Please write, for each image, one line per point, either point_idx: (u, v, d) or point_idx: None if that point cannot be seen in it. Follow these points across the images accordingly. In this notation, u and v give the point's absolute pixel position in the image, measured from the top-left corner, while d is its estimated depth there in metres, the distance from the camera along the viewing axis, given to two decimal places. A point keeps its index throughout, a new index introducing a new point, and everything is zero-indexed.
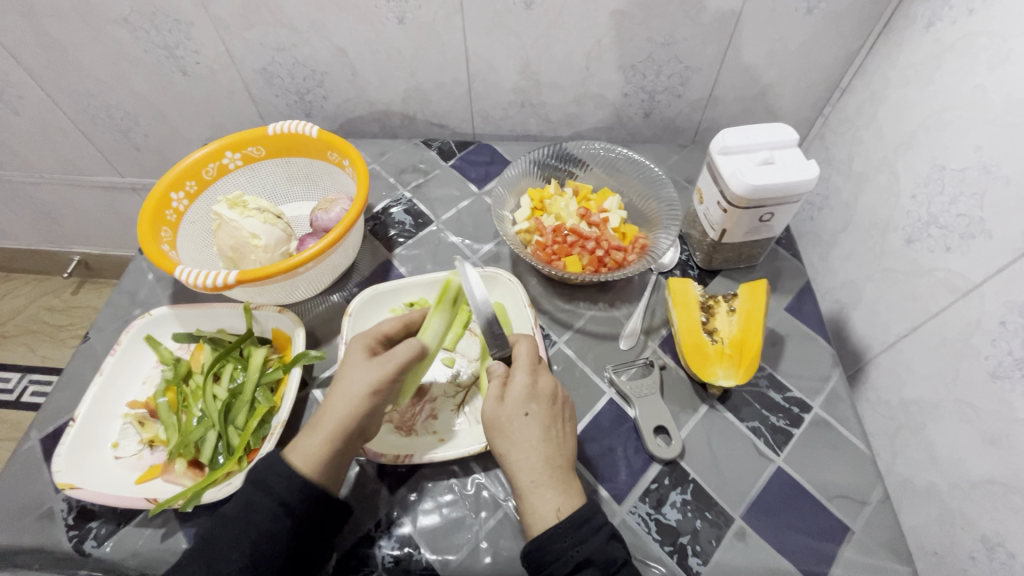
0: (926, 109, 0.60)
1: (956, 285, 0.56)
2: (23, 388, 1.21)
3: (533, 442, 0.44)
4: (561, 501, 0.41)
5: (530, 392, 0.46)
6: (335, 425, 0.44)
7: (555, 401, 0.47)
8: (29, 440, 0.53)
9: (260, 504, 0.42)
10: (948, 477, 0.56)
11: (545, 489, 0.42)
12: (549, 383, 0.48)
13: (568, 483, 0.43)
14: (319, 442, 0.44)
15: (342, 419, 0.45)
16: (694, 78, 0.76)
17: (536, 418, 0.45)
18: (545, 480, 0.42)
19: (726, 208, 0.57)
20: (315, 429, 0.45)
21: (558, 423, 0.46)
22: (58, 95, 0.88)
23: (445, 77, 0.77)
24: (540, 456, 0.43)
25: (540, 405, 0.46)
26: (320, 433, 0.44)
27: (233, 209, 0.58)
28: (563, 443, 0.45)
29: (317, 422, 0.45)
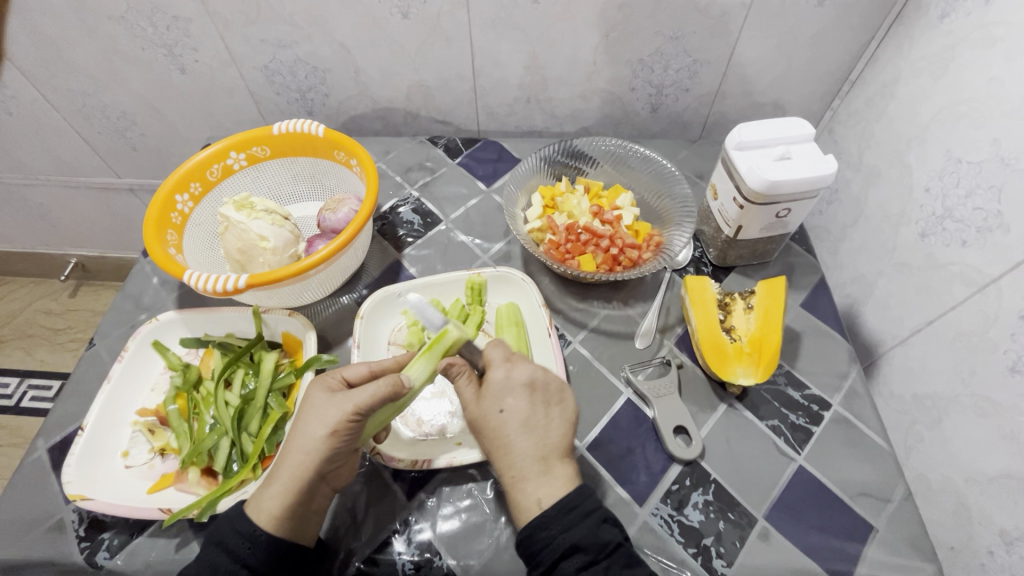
0: (941, 102, 0.59)
1: (972, 279, 0.55)
2: (23, 393, 1.19)
3: (509, 437, 0.42)
4: (546, 490, 0.40)
5: (504, 386, 0.44)
6: (297, 474, 0.41)
7: (535, 387, 0.44)
8: (36, 450, 0.52)
9: (233, 542, 0.40)
10: (965, 472, 0.56)
11: (528, 479, 0.41)
12: (527, 371, 0.45)
13: (555, 470, 0.42)
14: (282, 492, 0.41)
15: (304, 467, 0.41)
16: (703, 72, 0.75)
17: (511, 412, 0.43)
18: (525, 471, 0.41)
19: (742, 204, 0.56)
20: (277, 474, 0.42)
21: (541, 412, 0.43)
22: (53, 95, 0.86)
23: (450, 74, 0.76)
24: (518, 450, 0.42)
25: (517, 397, 0.43)
26: (280, 482, 0.41)
27: (240, 211, 0.57)
28: (550, 430, 0.43)
29: (278, 467, 0.42)
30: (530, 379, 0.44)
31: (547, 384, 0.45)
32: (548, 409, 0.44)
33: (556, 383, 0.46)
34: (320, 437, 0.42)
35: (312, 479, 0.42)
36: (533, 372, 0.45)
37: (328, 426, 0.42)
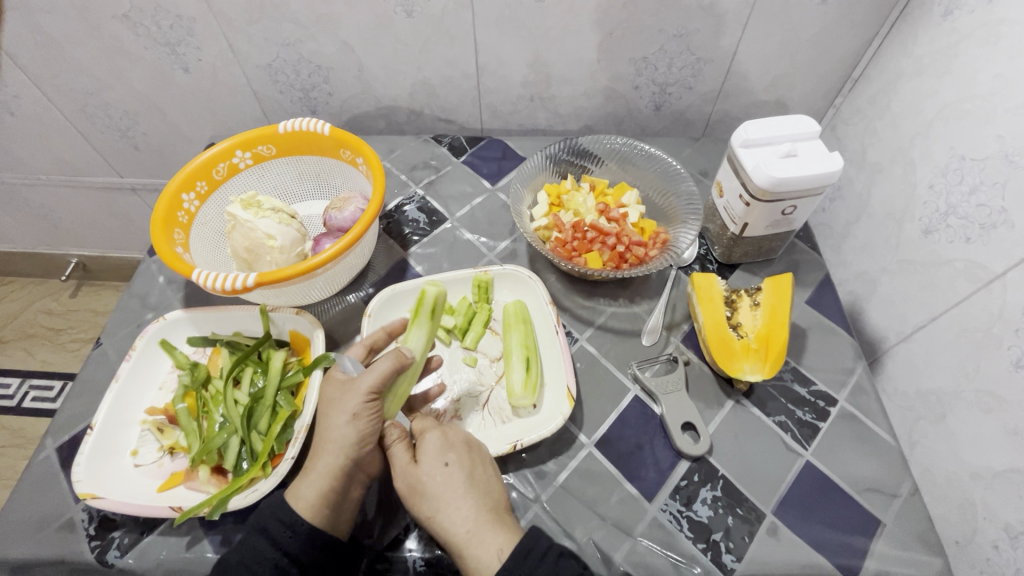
0: (944, 99, 0.60)
1: (976, 275, 0.56)
2: (24, 394, 1.18)
3: (455, 492, 0.43)
4: (500, 541, 0.41)
5: (444, 444, 0.46)
6: (331, 463, 0.43)
7: (467, 446, 0.47)
8: (44, 449, 0.52)
9: (276, 531, 0.42)
10: (970, 467, 0.56)
11: (480, 533, 0.41)
12: (457, 435, 0.47)
13: (501, 524, 0.42)
14: (322, 480, 0.43)
15: (336, 455, 0.43)
16: (707, 70, 0.75)
17: (457, 465, 0.44)
18: (480, 522, 0.42)
19: (748, 201, 0.56)
20: (311, 467, 0.44)
21: (478, 472, 0.45)
22: (55, 94, 0.85)
23: (454, 72, 0.76)
24: (465, 506, 0.42)
25: (456, 454, 0.45)
26: (315, 473, 0.43)
27: (247, 210, 0.57)
28: (487, 486, 0.45)
29: (313, 460, 0.44)
30: (462, 441, 0.47)
31: (478, 449, 0.47)
32: (483, 469, 0.46)
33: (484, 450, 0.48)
34: (347, 423, 0.44)
35: (346, 466, 0.44)
36: (461, 436, 0.47)
37: (349, 411, 0.44)
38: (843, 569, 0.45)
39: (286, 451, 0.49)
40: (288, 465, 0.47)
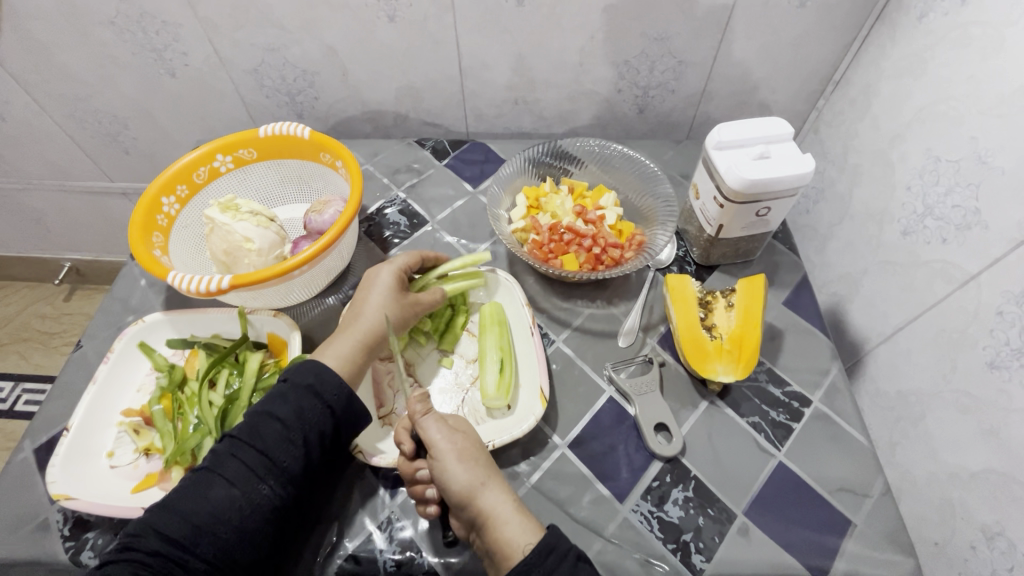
0: (920, 101, 0.60)
1: (953, 276, 0.56)
2: (16, 397, 1.19)
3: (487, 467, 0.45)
4: (533, 523, 0.42)
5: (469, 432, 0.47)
6: (367, 331, 0.52)
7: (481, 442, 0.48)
8: (23, 451, 0.53)
9: (322, 388, 0.47)
10: (947, 468, 0.56)
11: (515, 511, 0.42)
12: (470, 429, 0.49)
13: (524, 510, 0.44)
14: (351, 345, 0.51)
15: (372, 325, 0.52)
16: (689, 72, 0.76)
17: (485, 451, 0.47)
18: (513, 503, 0.43)
19: (723, 203, 0.57)
20: (346, 332, 0.52)
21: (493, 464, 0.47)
22: (46, 100, 0.86)
23: (438, 76, 0.76)
24: (498, 485, 0.44)
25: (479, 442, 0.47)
26: (351, 334, 0.51)
27: (226, 213, 0.58)
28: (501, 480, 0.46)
29: (346, 327, 0.52)
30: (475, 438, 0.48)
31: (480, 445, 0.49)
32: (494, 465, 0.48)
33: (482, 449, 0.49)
34: (377, 305, 0.53)
35: (376, 339, 0.52)
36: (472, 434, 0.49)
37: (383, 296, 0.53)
38: (814, 569, 0.45)
39: None
40: None
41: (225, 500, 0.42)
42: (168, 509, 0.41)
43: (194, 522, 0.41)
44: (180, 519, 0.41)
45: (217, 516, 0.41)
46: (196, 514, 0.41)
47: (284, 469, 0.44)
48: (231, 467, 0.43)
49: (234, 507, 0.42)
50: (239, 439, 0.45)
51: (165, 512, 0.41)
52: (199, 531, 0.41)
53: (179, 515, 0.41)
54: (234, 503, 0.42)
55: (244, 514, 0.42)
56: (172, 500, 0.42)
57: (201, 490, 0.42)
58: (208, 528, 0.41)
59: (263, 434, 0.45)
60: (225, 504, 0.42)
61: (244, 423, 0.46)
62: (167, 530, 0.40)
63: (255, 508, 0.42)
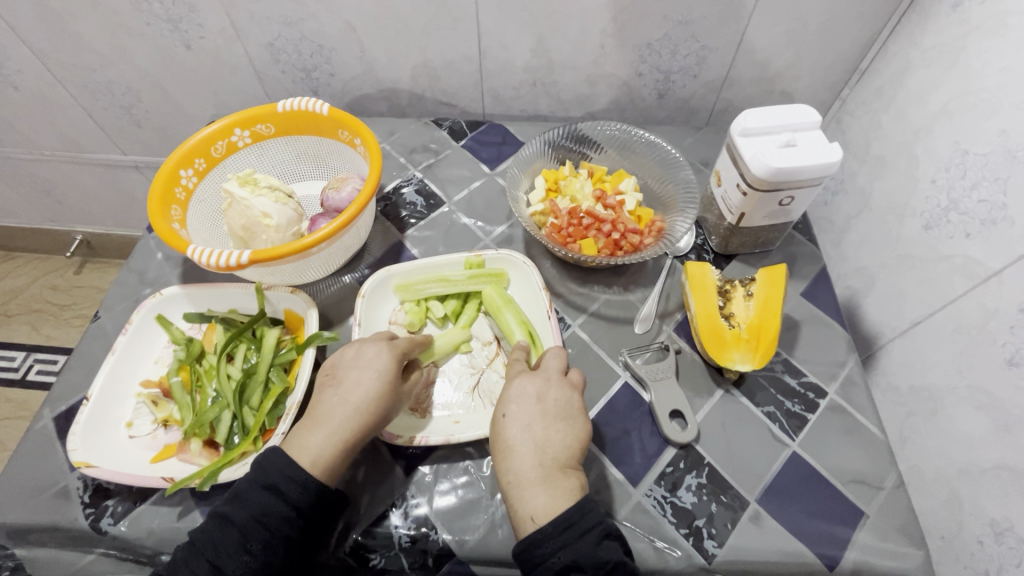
0: (950, 93, 0.59)
1: (975, 272, 0.55)
2: (28, 366, 1.20)
3: (517, 438, 0.44)
4: (547, 502, 0.41)
5: (515, 394, 0.46)
6: (344, 427, 0.45)
7: (546, 400, 0.46)
8: (42, 418, 0.53)
9: (286, 487, 0.42)
10: (959, 463, 0.56)
11: (529, 489, 0.41)
12: (543, 385, 0.47)
13: (557, 482, 0.42)
14: (327, 442, 0.44)
15: (349, 420, 0.45)
16: (711, 58, 0.74)
17: (511, 417, 0.45)
18: (530, 479, 0.42)
19: (746, 191, 0.56)
20: (320, 425, 0.45)
21: (553, 422, 0.45)
22: (59, 69, 0.86)
23: (456, 55, 0.75)
24: (523, 460, 0.43)
25: (530, 406, 0.45)
26: (326, 429, 0.44)
27: (244, 187, 0.57)
28: (557, 442, 0.44)
29: (321, 418, 0.45)
30: (547, 394, 0.46)
31: (557, 399, 0.46)
32: (560, 422, 0.45)
33: (567, 399, 0.46)
34: (363, 392, 0.46)
35: (357, 435, 0.45)
36: (549, 388, 0.47)
37: (371, 380, 0.46)
38: (826, 559, 0.45)
39: (278, 426, 0.50)
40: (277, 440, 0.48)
41: None
42: (198, 546, 0.41)
43: (219, 561, 0.40)
44: (208, 557, 0.41)
45: (241, 552, 0.41)
46: (222, 550, 0.41)
47: None
48: (256, 501, 0.42)
49: (262, 539, 0.41)
50: (198, 549, 0.41)
51: (195, 551, 0.41)
52: (228, 566, 0.40)
53: (207, 552, 0.41)
54: (261, 537, 0.41)
55: (272, 545, 0.41)
56: (199, 537, 0.42)
57: (226, 525, 0.42)
58: (233, 563, 0.40)
59: (279, 465, 0.43)
60: None
61: (262, 456, 0.44)
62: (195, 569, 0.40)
63: (283, 537, 0.42)
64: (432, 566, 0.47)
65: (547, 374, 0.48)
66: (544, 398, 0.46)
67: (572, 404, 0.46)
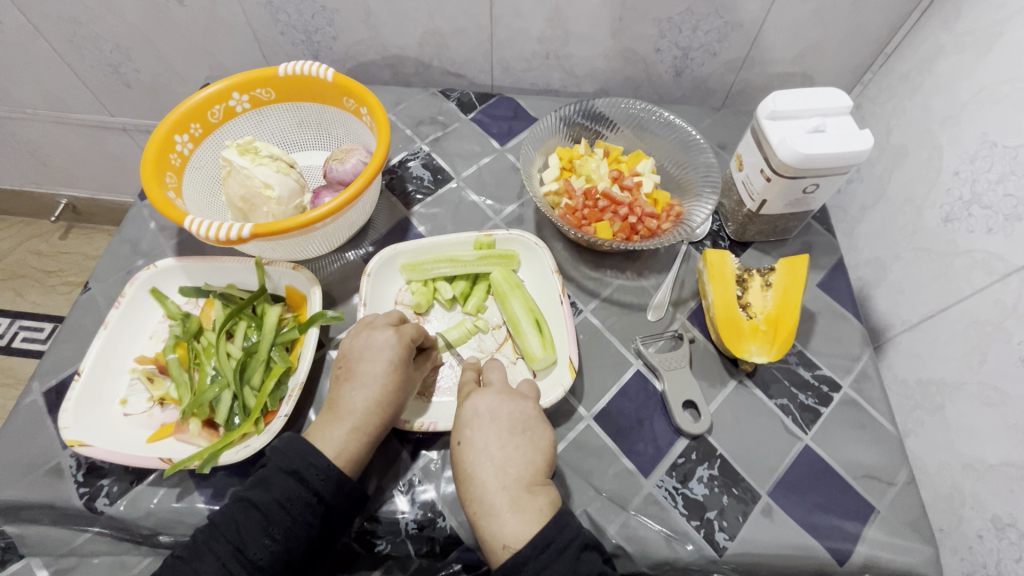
0: (983, 80, 0.54)
1: (994, 268, 0.51)
2: (13, 334, 1.17)
3: (476, 465, 0.41)
4: (518, 528, 0.38)
5: (464, 415, 0.44)
6: (367, 420, 0.44)
7: (500, 416, 0.43)
8: (31, 394, 0.51)
9: (309, 472, 0.41)
10: (963, 458, 0.53)
11: (497, 517, 0.39)
12: (495, 400, 0.44)
13: (525, 503, 0.39)
14: (352, 436, 0.43)
15: (371, 412, 0.44)
16: (733, 35, 0.70)
17: (466, 440, 0.43)
18: (497, 506, 0.39)
19: (769, 176, 0.54)
20: (342, 418, 0.44)
21: (509, 439, 0.42)
22: (41, 21, 0.80)
23: (466, 21, 0.71)
24: (485, 485, 0.40)
25: (484, 427, 0.43)
26: (349, 424, 0.44)
27: (244, 156, 0.54)
28: (518, 459, 0.41)
29: (342, 411, 0.44)
30: (499, 408, 0.44)
31: (509, 412, 0.44)
32: (516, 436, 0.42)
33: (521, 410, 0.44)
34: (379, 381, 0.45)
35: (380, 426, 0.45)
36: (502, 402, 0.44)
37: (386, 368, 0.45)
38: (836, 552, 0.45)
39: (280, 408, 0.48)
40: (281, 422, 0.46)
41: None
42: (220, 528, 0.41)
43: (242, 543, 0.40)
44: (231, 540, 0.40)
45: (263, 535, 0.40)
46: (246, 532, 0.40)
47: (257, 565, 0.39)
48: (280, 486, 0.41)
49: (284, 524, 0.40)
50: (219, 531, 0.40)
51: (217, 535, 0.40)
52: (250, 550, 0.39)
53: (230, 535, 0.40)
54: (284, 523, 0.40)
55: (293, 531, 0.40)
56: (221, 520, 0.41)
57: (250, 508, 0.41)
58: (255, 547, 0.39)
59: (300, 451, 0.42)
60: None
61: (284, 443, 0.43)
62: (218, 552, 0.39)
63: (305, 523, 0.41)
64: (439, 553, 0.46)
65: (498, 387, 0.45)
66: (496, 414, 0.43)
67: (526, 414, 0.44)
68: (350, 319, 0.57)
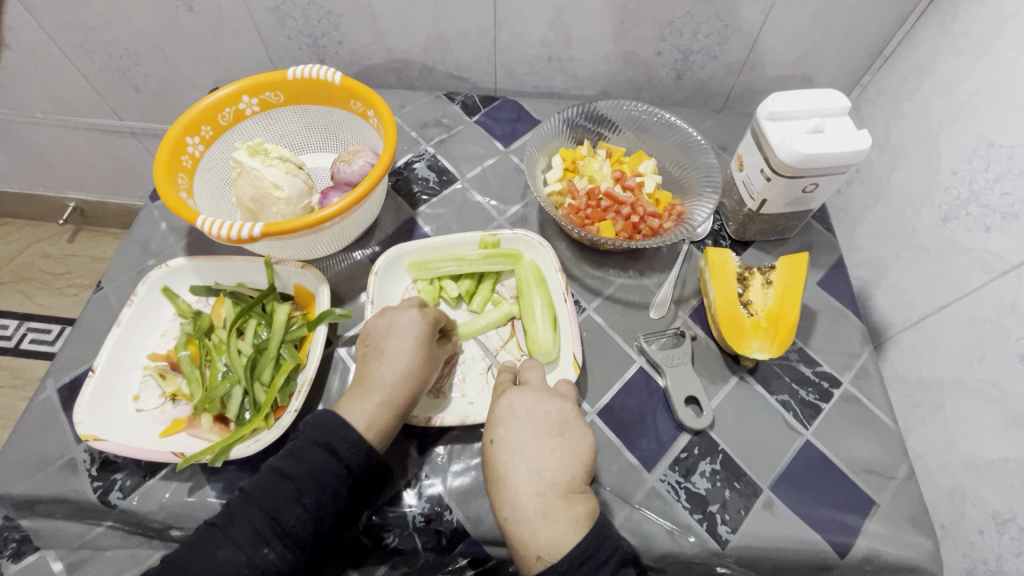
0: (980, 81, 0.55)
1: (991, 265, 0.52)
2: (21, 335, 1.18)
3: (510, 466, 0.42)
4: (551, 536, 0.39)
5: (501, 416, 0.45)
6: (395, 391, 0.45)
7: (537, 417, 0.44)
8: (45, 390, 0.52)
9: (341, 445, 0.43)
10: (963, 454, 0.53)
11: (530, 525, 0.39)
12: (531, 400, 0.45)
13: (560, 512, 0.40)
14: (380, 406, 0.45)
15: (399, 384, 0.45)
16: (733, 38, 0.71)
17: (501, 442, 0.43)
18: (529, 512, 0.40)
19: (770, 176, 0.55)
20: (371, 392, 0.45)
21: (545, 442, 0.43)
22: (53, 27, 0.81)
23: (470, 26, 0.72)
24: (520, 489, 0.41)
25: (521, 427, 0.44)
26: (377, 396, 0.45)
27: (254, 157, 0.56)
28: (554, 463, 0.42)
29: (371, 384, 0.45)
30: (536, 410, 0.45)
31: (547, 415, 0.45)
32: (553, 439, 0.43)
33: (558, 413, 0.45)
34: (405, 356, 0.46)
35: (407, 398, 0.46)
36: (539, 404, 0.45)
37: (411, 343, 0.47)
38: (837, 546, 0.46)
39: (290, 403, 0.49)
40: (291, 417, 0.47)
41: (230, 563, 0.39)
42: (252, 497, 0.41)
43: (275, 512, 0.41)
44: (264, 508, 0.41)
45: (295, 504, 0.41)
46: (278, 501, 0.41)
47: (290, 534, 0.40)
48: (312, 456, 0.42)
49: (315, 493, 0.41)
50: (252, 500, 0.41)
51: (251, 502, 0.41)
52: (283, 518, 0.40)
53: (263, 504, 0.41)
54: (316, 491, 0.41)
55: (324, 501, 0.41)
56: (253, 489, 0.42)
57: (282, 477, 0.42)
58: (289, 516, 0.40)
59: (332, 425, 0.43)
60: (228, 567, 0.39)
61: (315, 416, 0.44)
62: (251, 519, 0.40)
63: (335, 493, 0.42)
64: (446, 546, 0.46)
65: (535, 388, 0.46)
66: (533, 417, 0.44)
67: (565, 416, 0.45)
68: (357, 317, 0.58)
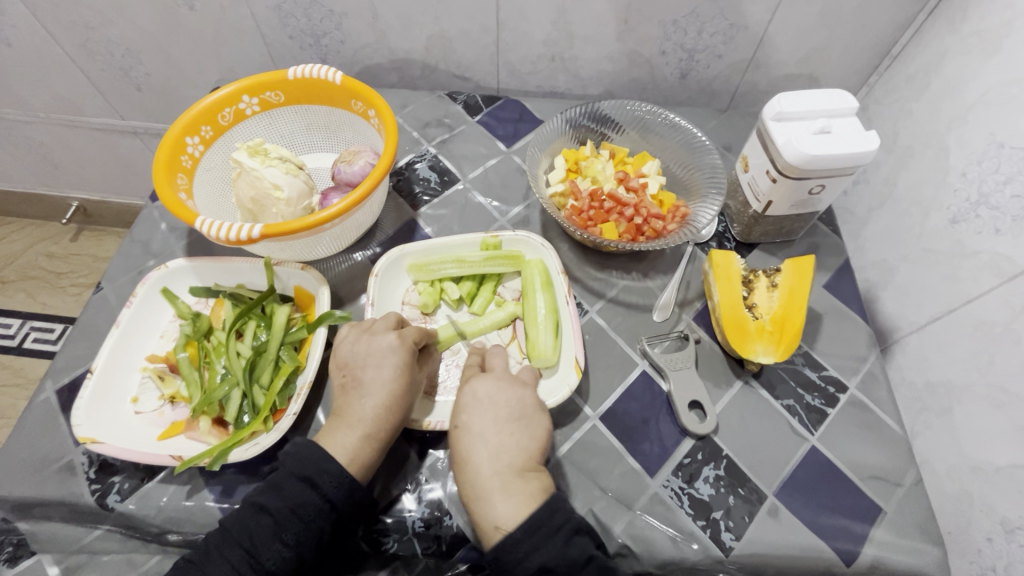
0: (990, 81, 0.54)
1: (1001, 268, 0.51)
2: (25, 334, 1.19)
3: (471, 448, 0.42)
4: (511, 510, 0.39)
5: (461, 401, 0.44)
6: (377, 425, 0.44)
7: (498, 403, 0.44)
8: (44, 391, 0.52)
9: (322, 479, 0.42)
10: (971, 460, 0.53)
11: (488, 500, 0.40)
12: (492, 386, 0.45)
13: (517, 488, 0.40)
14: (364, 441, 0.44)
15: (382, 418, 0.45)
16: (739, 37, 0.70)
17: (463, 426, 0.43)
18: (488, 489, 0.40)
19: (775, 177, 0.54)
20: (353, 426, 0.44)
21: (505, 425, 0.43)
22: (55, 26, 0.81)
23: (472, 25, 0.71)
24: (479, 469, 0.41)
25: (482, 411, 0.43)
26: (360, 430, 0.44)
27: (254, 157, 0.55)
28: (512, 445, 0.42)
29: (353, 418, 0.44)
30: (497, 395, 0.44)
31: (508, 401, 0.44)
32: (513, 424, 0.43)
33: (519, 398, 0.44)
34: (387, 388, 0.45)
35: (390, 429, 0.45)
36: (500, 389, 0.45)
37: (392, 373, 0.46)
38: (843, 554, 0.45)
39: (289, 406, 0.48)
40: (291, 420, 0.47)
41: None
42: (231, 533, 0.41)
43: (254, 549, 0.40)
44: (242, 545, 0.40)
45: (275, 541, 0.40)
46: (258, 537, 0.40)
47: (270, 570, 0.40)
48: (293, 491, 0.42)
49: (297, 530, 0.41)
50: (232, 535, 0.41)
51: (229, 539, 0.41)
52: (263, 555, 0.40)
53: (242, 540, 0.40)
54: (297, 528, 0.41)
55: (305, 537, 0.41)
56: (232, 525, 0.41)
57: (262, 514, 0.41)
58: (268, 553, 0.40)
59: (314, 459, 0.42)
60: None
61: (296, 447, 0.44)
62: (229, 555, 0.40)
63: (317, 528, 0.41)
64: (446, 552, 0.46)
65: (497, 374, 0.46)
66: (493, 401, 0.44)
67: (524, 403, 0.44)
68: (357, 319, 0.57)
